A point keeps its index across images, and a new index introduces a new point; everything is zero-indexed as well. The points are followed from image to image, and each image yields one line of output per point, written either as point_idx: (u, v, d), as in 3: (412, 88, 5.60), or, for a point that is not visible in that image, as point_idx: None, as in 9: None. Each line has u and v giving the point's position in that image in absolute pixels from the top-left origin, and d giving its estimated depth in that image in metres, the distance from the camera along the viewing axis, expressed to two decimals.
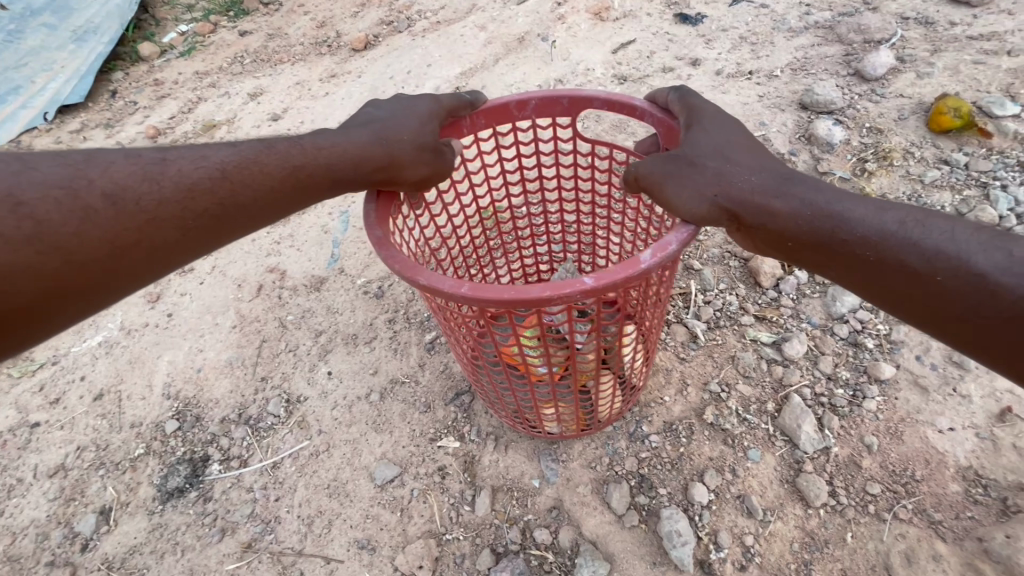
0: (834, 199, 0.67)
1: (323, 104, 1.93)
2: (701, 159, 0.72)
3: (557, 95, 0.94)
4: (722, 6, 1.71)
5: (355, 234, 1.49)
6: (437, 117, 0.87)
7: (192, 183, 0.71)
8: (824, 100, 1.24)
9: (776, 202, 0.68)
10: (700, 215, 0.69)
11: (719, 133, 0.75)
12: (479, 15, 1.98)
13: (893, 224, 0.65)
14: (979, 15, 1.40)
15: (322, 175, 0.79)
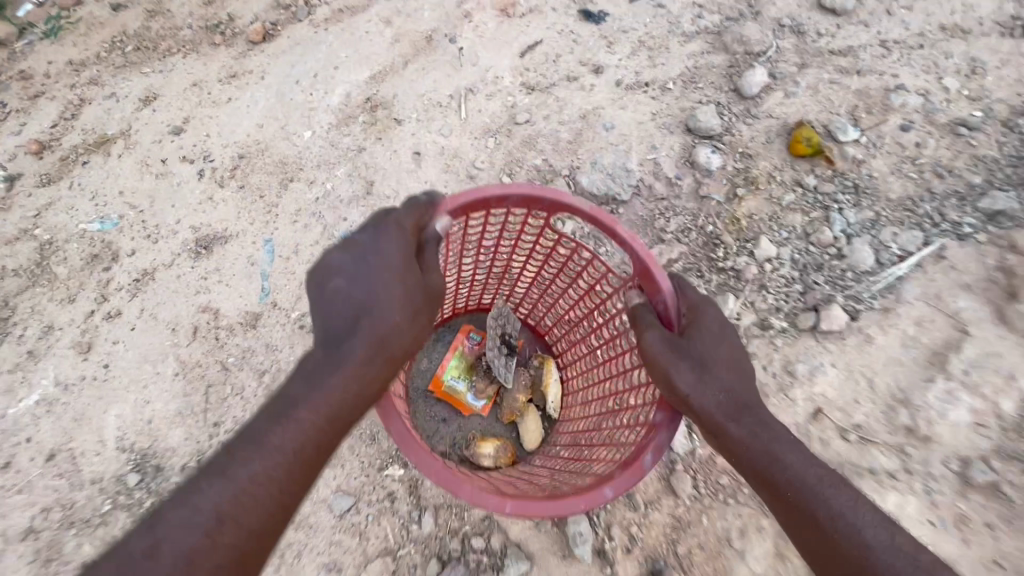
0: (772, 438, 0.85)
1: (228, 112, 1.84)
2: (696, 361, 0.89)
3: (540, 195, 1.00)
4: (623, 3, 1.75)
5: (282, 265, 1.53)
6: (399, 270, 0.88)
7: (297, 446, 0.78)
8: (706, 127, 1.38)
9: (731, 428, 0.86)
10: (675, 402, 0.89)
11: (717, 342, 0.92)
12: (384, 5, 1.90)
13: (812, 481, 0.80)
14: (842, 25, 1.55)
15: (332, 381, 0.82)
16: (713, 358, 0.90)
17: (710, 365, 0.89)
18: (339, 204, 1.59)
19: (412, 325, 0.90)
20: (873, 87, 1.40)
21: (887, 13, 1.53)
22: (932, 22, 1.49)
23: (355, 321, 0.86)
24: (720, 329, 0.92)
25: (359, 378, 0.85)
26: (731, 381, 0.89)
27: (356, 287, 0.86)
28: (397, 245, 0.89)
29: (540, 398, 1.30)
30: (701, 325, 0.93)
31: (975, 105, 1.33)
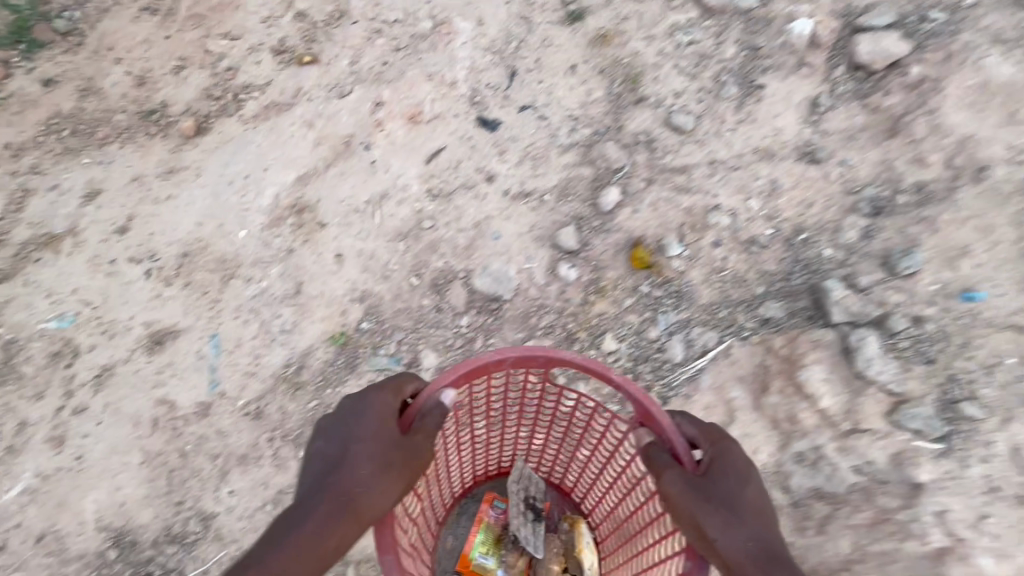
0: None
1: (168, 209, 2.06)
2: (712, 502, 1.06)
3: (536, 355, 1.21)
4: (513, 111, 2.06)
5: (227, 358, 1.82)
6: (382, 429, 1.15)
7: None
8: (566, 249, 1.78)
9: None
10: (691, 528, 1.07)
11: (738, 486, 1.08)
12: (306, 107, 2.14)
13: None
14: (684, 142, 1.91)
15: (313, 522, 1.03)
16: (733, 497, 1.08)
17: (728, 501, 1.07)
18: (274, 301, 1.88)
19: (385, 483, 1.10)
20: (699, 205, 1.78)
21: (718, 134, 1.91)
22: (749, 145, 1.88)
23: (329, 479, 1.08)
24: (731, 472, 1.10)
25: (331, 530, 1.04)
26: (750, 525, 1.04)
27: (329, 445, 1.12)
28: (381, 415, 1.16)
29: (573, 567, 1.64)
30: (721, 467, 1.12)
31: (769, 223, 1.73)
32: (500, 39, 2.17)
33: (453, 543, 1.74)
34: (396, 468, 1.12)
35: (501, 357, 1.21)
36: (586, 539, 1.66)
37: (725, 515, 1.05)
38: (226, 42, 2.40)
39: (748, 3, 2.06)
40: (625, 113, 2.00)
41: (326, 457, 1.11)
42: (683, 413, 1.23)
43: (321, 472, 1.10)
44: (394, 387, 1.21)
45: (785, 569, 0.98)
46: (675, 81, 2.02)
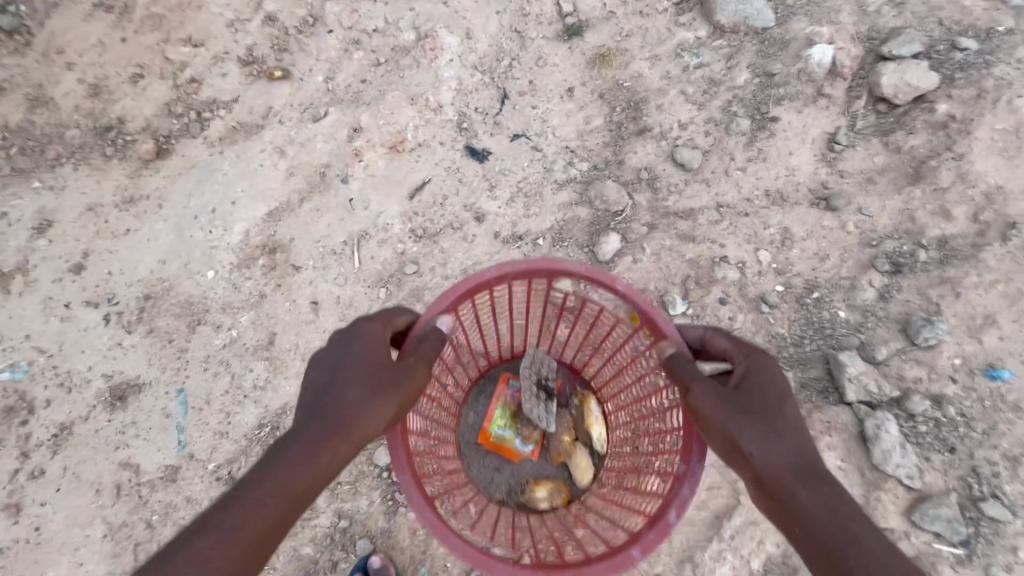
0: (817, 493, 0.97)
1: (128, 245, 1.89)
2: (742, 414, 1.07)
3: (533, 267, 1.25)
4: (505, 140, 1.89)
5: (196, 416, 1.69)
6: (378, 353, 1.17)
7: (255, 518, 0.90)
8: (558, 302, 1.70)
9: (800, 487, 0.99)
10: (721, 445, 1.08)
11: (765, 398, 1.09)
12: (277, 130, 1.95)
13: (839, 520, 0.93)
14: (689, 182, 1.77)
15: (318, 436, 1.04)
16: (764, 409, 1.09)
17: (763, 415, 1.08)
18: (245, 352, 1.74)
19: (379, 406, 1.10)
20: (703, 256, 1.66)
21: (726, 173, 1.76)
22: (760, 186, 1.74)
23: (323, 405, 1.08)
24: (760, 385, 1.11)
25: (326, 449, 1.04)
26: (790, 443, 1.04)
27: (323, 373, 1.13)
28: (371, 341, 1.18)
29: (584, 438, 1.64)
30: (753, 381, 1.13)
31: (779, 278, 1.62)
32: (490, 55, 1.97)
33: (473, 420, 1.70)
34: (391, 391, 1.13)
35: (499, 273, 1.25)
36: (597, 413, 1.65)
37: (758, 443, 1.05)
38: (187, 49, 2.16)
39: (764, 22, 1.87)
40: (627, 145, 1.84)
41: (323, 380, 1.13)
42: (713, 330, 1.26)
43: (317, 394, 1.11)
44: (382, 318, 1.25)
45: (817, 477, 1.00)
46: (681, 109, 1.85)
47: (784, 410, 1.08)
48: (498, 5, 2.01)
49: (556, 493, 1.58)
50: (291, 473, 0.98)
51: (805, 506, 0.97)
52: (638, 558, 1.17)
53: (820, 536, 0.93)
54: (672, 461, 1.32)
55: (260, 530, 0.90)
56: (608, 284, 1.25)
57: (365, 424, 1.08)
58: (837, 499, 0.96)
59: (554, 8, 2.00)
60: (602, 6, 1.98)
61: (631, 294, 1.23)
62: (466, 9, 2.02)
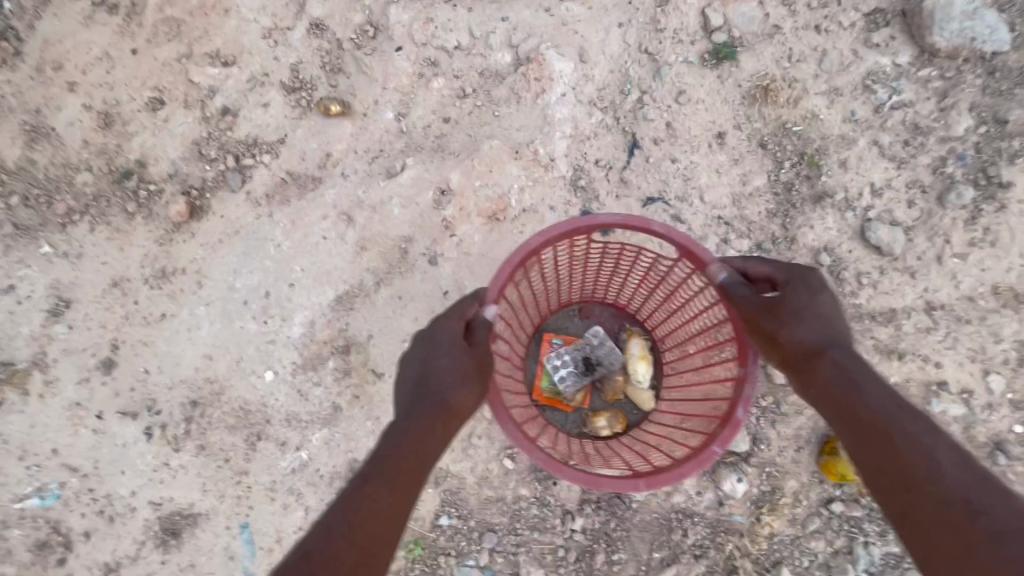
0: (857, 370, 0.86)
1: (165, 335, 1.53)
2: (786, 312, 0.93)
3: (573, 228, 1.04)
4: (635, 205, 1.47)
5: (265, 559, 1.42)
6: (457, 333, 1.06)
7: (385, 494, 0.83)
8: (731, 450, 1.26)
9: (823, 362, 0.88)
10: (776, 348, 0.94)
11: (816, 299, 0.94)
12: (340, 187, 1.53)
13: (892, 408, 0.80)
14: (885, 271, 1.36)
15: (429, 416, 0.95)
16: (815, 305, 0.93)
17: (814, 311, 0.93)
18: (321, 482, 1.43)
19: (472, 386, 0.99)
20: (913, 381, 1.28)
21: (937, 261, 1.35)
22: (985, 281, 1.32)
23: (426, 391, 0.98)
24: (819, 290, 0.95)
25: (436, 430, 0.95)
26: (820, 323, 0.92)
27: (410, 368, 1.03)
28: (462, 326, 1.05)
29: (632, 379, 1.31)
30: (807, 284, 0.95)
31: (1017, 414, 1.24)
32: (612, 85, 1.51)
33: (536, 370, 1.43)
34: (488, 373, 1.03)
35: (544, 242, 1.03)
36: (638, 347, 1.32)
37: (790, 323, 0.92)
38: (217, 69, 1.70)
39: (999, 45, 1.38)
40: (799, 216, 1.41)
41: (416, 363, 1.03)
42: (753, 256, 1.04)
43: (416, 374, 1.01)
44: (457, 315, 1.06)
45: (864, 369, 0.86)
46: (873, 168, 1.41)
47: (826, 301, 0.93)
48: (621, 15, 1.53)
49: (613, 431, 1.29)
50: (399, 449, 0.90)
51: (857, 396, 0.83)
52: (692, 471, 0.97)
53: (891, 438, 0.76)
54: (728, 370, 1.10)
55: (382, 516, 0.80)
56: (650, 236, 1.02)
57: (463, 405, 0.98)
58: (948, 439, 0.74)
59: (698, 18, 1.50)
60: (763, 17, 1.49)
61: (673, 234, 1.01)
62: (578, 19, 1.54)
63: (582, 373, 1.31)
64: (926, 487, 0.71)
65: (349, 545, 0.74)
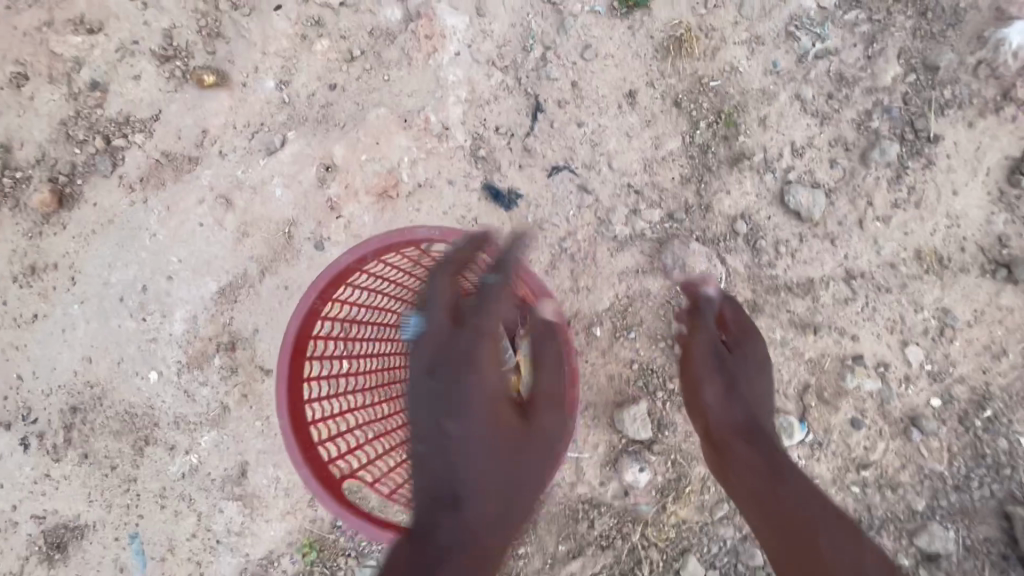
0: (772, 456, 0.97)
1: (38, 337, 1.41)
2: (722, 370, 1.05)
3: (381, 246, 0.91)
4: (539, 175, 1.34)
5: (159, 567, 1.35)
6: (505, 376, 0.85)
7: None
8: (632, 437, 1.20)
9: (741, 443, 0.99)
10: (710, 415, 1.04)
11: (753, 371, 1.06)
12: (218, 167, 1.39)
13: (806, 501, 0.92)
14: (803, 239, 1.26)
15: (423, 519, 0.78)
16: (750, 373, 1.06)
17: (749, 381, 1.05)
18: (213, 486, 1.34)
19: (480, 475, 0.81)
20: (828, 355, 1.20)
21: (857, 225, 1.25)
22: (907, 246, 1.23)
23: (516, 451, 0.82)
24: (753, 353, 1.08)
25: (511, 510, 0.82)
26: (746, 404, 1.02)
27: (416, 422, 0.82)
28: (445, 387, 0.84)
29: None
30: (747, 349, 1.09)
31: (934, 386, 1.18)
32: (513, 41, 1.35)
33: None
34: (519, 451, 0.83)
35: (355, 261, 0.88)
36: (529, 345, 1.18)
37: (732, 397, 1.03)
38: (79, 37, 1.47)
39: None
40: (714, 181, 1.30)
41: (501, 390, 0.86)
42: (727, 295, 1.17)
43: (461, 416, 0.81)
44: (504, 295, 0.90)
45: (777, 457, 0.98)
46: (794, 126, 1.30)
47: (757, 376, 1.06)
48: None
49: None
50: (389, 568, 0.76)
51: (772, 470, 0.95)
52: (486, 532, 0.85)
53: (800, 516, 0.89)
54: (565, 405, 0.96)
55: None
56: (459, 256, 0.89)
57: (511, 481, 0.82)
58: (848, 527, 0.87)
59: None
60: None
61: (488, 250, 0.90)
62: None
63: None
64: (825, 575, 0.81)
65: None
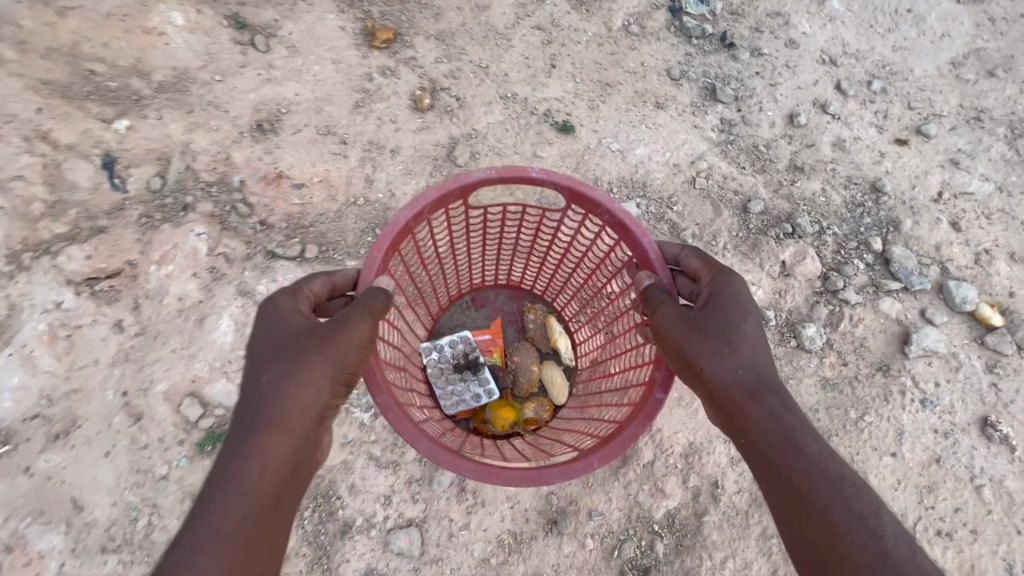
0: (786, 415, 1.11)
1: None
2: (708, 334, 1.19)
3: (452, 189, 1.41)
4: None
5: None
6: (301, 319, 1.21)
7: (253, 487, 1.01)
8: None
9: (749, 402, 1.14)
10: (751, 330, 1.19)
11: (738, 314, 1.21)
12: None
13: (803, 437, 1.08)
14: (418, 568, 1.56)
15: (291, 408, 1.10)
16: (737, 327, 1.21)
17: (734, 342, 1.19)
18: None
19: (302, 377, 1.12)
20: None
21: (450, 540, 1.58)
22: (489, 539, 1.58)
23: (275, 355, 1.15)
24: (734, 315, 1.22)
25: (270, 442, 1.06)
26: (746, 362, 1.17)
27: (274, 331, 1.18)
28: (347, 335, 1.18)
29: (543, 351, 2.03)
30: (719, 295, 1.26)
31: None
32: (117, 520, 1.54)
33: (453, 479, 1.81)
34: (319, 351, 1.15)
35: (417, 212, 1.38)
36: (557, 326, 2.04)
37: (714, 360, 1.18)
38: None
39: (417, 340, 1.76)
40: (335, 554, 1.55)
41: (269, 325, 1.19)
42: (685, 246, 1.42)
43: (273, 345, 1.17)
44: (295, 296, 1.26)
45: (787, 411, 1.12)
46: (375, 481, 1.61)
47: (752, 326, 1.20)
48: (103, 444, 1.59)
49: (540, 406, 1.93)
50: (285, 406, 1.10)
51: (774, 427, 1.10)
52: (639, 430, 1.32)
53: (793, 467, 1.06)
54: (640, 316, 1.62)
55: (263, 475, 1.03)
56: (523, 178, 1.40)
57: (296, 411, 1.10)
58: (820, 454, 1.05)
59: (176, 416, 1.61)
60: (236, 387, 1.64)
61: (550, 176, 1.41)
62: (61, 469, 1.54)
63: (476, 376, 1.91)
64: (797, 469, 1.06)
65: (255, 504, 1.00)
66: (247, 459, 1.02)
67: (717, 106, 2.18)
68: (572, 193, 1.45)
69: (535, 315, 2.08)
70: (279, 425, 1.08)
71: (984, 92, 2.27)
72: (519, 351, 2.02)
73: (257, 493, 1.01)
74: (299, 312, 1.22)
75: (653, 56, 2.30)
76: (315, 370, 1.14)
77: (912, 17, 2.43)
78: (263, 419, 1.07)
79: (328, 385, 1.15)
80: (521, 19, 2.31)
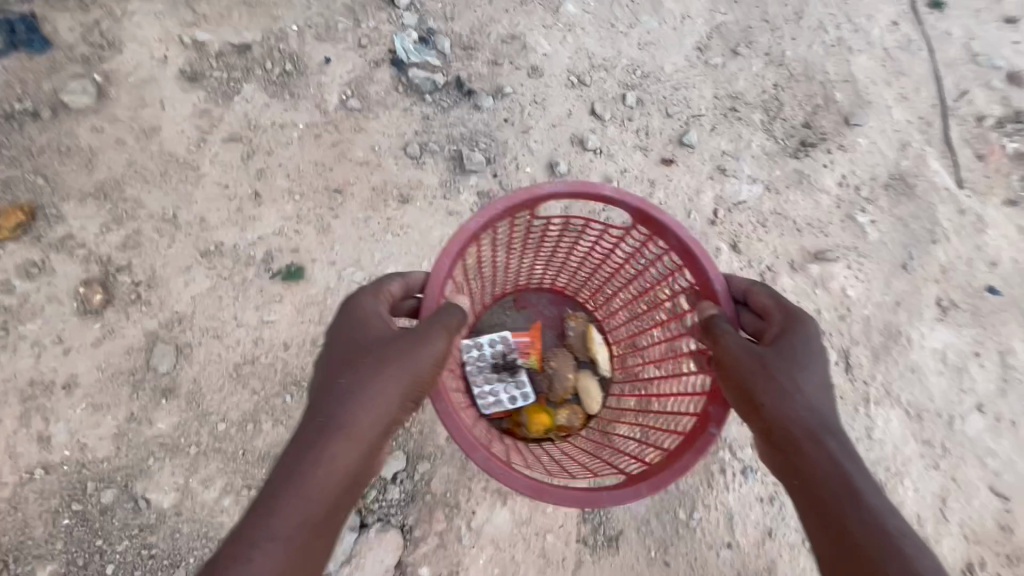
0: (853, 471, 0.97)
1: None
2: (770, 371, 1.06)
3: (517, 202, 1.24)
4: None
5: None
6: (378, 320, 1.12)
7: (306, 507, 0.92)
8: None
9: (808, 446, 1.01)
10: (821, 380, 1.08)
11: (808, 356, 1.09)
12: None
13: (870, 499, 0.94)
14: None
15: (364, 416, 1.01)
16: (807, 373, 1.08)
17: (807, 385, 1.06)
18: None
19: (381, 383, 1.03)
20: None
21: None
22: None
23: (358, 357, 1.06)
24: (804, 357, 1.08)
25: (334, 456, 0.97)
26: (809, 409, 1.04)
27: (353, 329, 1.11)
28: (422, 351, 1.06)
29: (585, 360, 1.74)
30: (796, 335, 1.12)
31: None
32: None
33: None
34: (393, 361, 1.04)
35: (483, 222, 1.21)
36: (598, 337, 1.74)
37: (781, 398, 1.04)
38: None
39: None
40: None
41: (344, 329, 1.12)
42: (755, 282, 1.25)
43: (378, 327, 1.12)
44: (377, 292, 1.17)
45: (852, 462, 0.98)
46: None
47: (818, 376, 1.08)
48: None
49: (574, 413, 1.67)
50: (357, 414, 1.01)
51: (833, 480, 0.97)
52: (693, 463, 1.17)
53: (847, 522, 0.93)
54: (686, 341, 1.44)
55: (326, 487, 0.94)
56: (595, 193, 1.26)
57: (369, 424, 1.01)
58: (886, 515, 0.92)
59: None
60: None
61: (622, 196, 1.27)
62: None
63: (514, 378, 1.66)
64: (855, 526, 0.92)
65: (303, 523, 0.91)
66: (310, 471, 0.95)
67: (470, 177, 1.88)
68: (642, 214, 1.29)
69: (577, 322, 1.78)
70: (345, 438, 0.99)
71: (734, 74, 2.14)
72: (557, 355, 1.75)
73: (307, 510, 0.92)
74: (381, 303, 1.16)
75: (384, 133, 1.93)
76: (391, 381, 1.03)
77: (651, 7, 2.24)
78: (331, 432, 0.98)
79: (402, 400, 1.03)
80: (207, 134, 1.84)
